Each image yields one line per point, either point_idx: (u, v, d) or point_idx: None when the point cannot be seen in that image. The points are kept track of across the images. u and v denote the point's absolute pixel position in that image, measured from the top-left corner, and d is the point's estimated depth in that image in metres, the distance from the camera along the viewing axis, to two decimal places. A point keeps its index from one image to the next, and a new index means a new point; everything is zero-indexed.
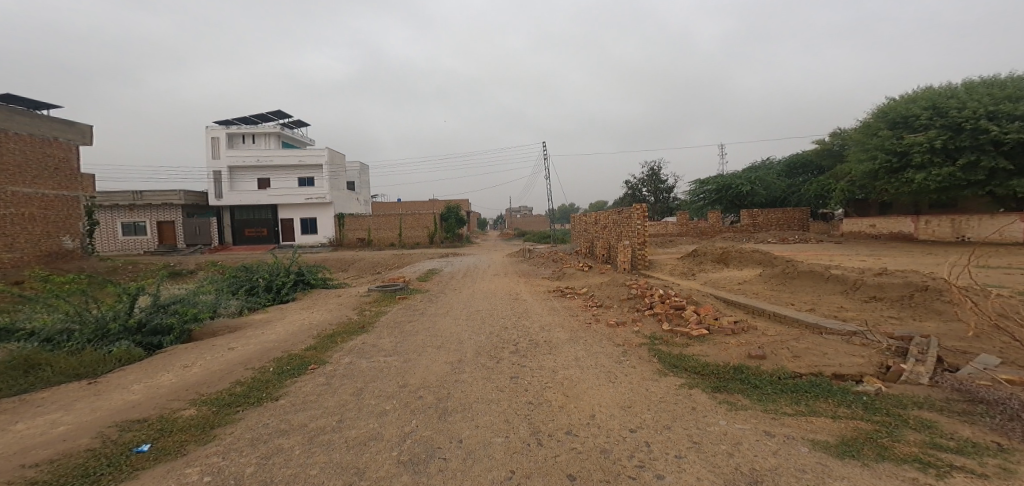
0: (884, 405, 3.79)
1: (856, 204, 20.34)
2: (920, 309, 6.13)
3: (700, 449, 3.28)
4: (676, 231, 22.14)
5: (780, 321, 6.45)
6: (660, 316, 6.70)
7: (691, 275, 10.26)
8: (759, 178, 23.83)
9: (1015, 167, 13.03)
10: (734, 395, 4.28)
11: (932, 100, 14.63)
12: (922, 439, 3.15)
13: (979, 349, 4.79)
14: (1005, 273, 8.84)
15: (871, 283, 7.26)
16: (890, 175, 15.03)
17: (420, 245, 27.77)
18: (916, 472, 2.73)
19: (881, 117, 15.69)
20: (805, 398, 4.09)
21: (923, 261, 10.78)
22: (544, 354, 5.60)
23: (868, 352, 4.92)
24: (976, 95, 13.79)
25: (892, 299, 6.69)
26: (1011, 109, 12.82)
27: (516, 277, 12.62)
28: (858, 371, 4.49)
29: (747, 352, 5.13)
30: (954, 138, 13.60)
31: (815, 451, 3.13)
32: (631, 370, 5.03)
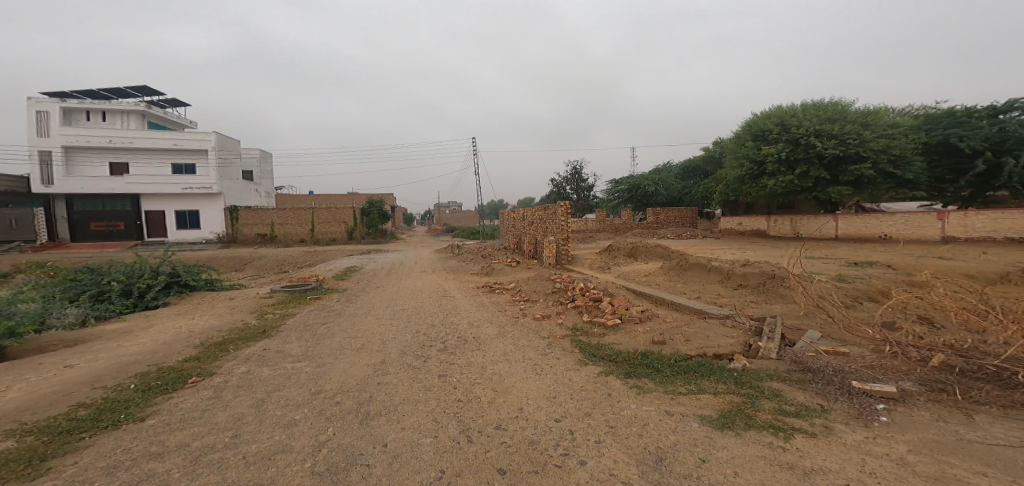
0: (748, 378, 4.54)
1: (729, 205, 23.69)
2: (769, 294, 7.43)
3: (615, 432, 3.60)
4: (595, 227, 23.57)
5: (675, 308, 7.30)
6: (581, 308, 7.11)
7: (607, 268, 11.05)
8: (662, 180, 26.50)
9: (831, 176, 16.23)
10: (641, 379, 4.75)
11: (781, 117, 17.45)
12: (773, 407, 3.88)
13: (807, 325, 5.99)
14: (823, 262, 11.10)
15: (738, 272, 8.56)
16: (752, 180, 17.84)
17: (337, 240, 25.68)
18: (771, 436, 3.38)
19: (748, 130, 18.36)
20: (694, 377, 4.70)
21: (771, 253, 13.02)
22: (474, 351, 5.60)
23: (737, 333, 5.83)
24: (809, 115, 16.76)
25: (753, 286, 7.98)
26: (830, 129, 15.88)
27: (440, 274, 12.35)
28: (730, 350, 5.29)
29: (651, 339, 5.72)
30: (794, 151, 16.51)
31: (703, 426, 3.65)
32: (555, 362, 5.28)
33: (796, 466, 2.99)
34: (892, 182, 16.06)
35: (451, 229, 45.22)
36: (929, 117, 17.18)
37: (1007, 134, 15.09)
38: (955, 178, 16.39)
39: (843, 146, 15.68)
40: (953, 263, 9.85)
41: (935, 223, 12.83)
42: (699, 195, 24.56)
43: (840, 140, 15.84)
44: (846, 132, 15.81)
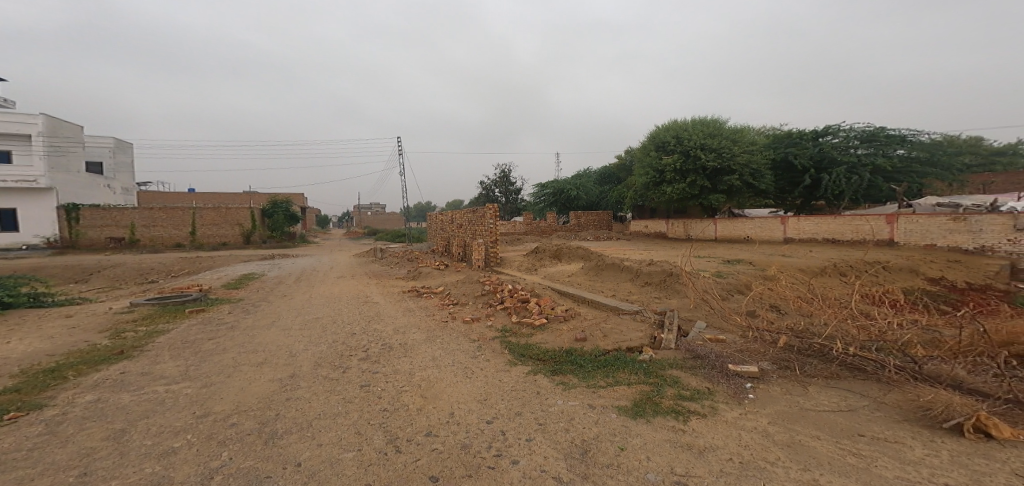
0: (655, 368, 5.01)
1: (638, 209, 25.74)
2: (668, 290, 8.26)
3: (545, 429, 3.68)
4: (523, 230, 23.95)
5: (594, 305, 7.73)
6: (509, 309, 7.17)
7: (534, 269, 11.31)
8: (583, 185, 27.73)
9: (712, 185, 18.40)
10: (566, 375, 4.93)
11: (677, 130, 19.25)
12: (675, 394, 4.36)
13: (698, 317, 6.82)
14: (708, 261, 12.51)
15: (645, 271, 9.33)
16: (653, 186, 19.60)
17: (227, 244, 23.15)
18: (675, 421, 3.82)
19: (652, 140, 19.99)
20: (612, 370, 5.02)
21: (668, 253, 14.44)
22: (400, 357, 5.35)
23: (644, 327, 6.36)
24: (697, 129, 18.66)
25: (656, 283, 8.76)
26: (713, 143, 17.92)
27: (365, 279, 11.60)
28: (640, 343, 5.75)
29: (574, 336, 5.97)
30: (685, 162, 18.40)
31: (620, 415, 3.93)
32: (485, 364, 5.24)
33: (693, 446, 3.40)
34: (751, 191, 18.62)
35: (371, 232, 42.87)
36: (777, 137, 20.35)
37: (824, 155, 18.53)
38: (794, 189, 19.54)
39: (721, 159, 17.76)
40: (793, 259, 11.83)
41: (780, 226, 15.29)
42: (614, 199, 26.27)
43: (718, 153, 17.86)
44: (722, 147, 17.82)
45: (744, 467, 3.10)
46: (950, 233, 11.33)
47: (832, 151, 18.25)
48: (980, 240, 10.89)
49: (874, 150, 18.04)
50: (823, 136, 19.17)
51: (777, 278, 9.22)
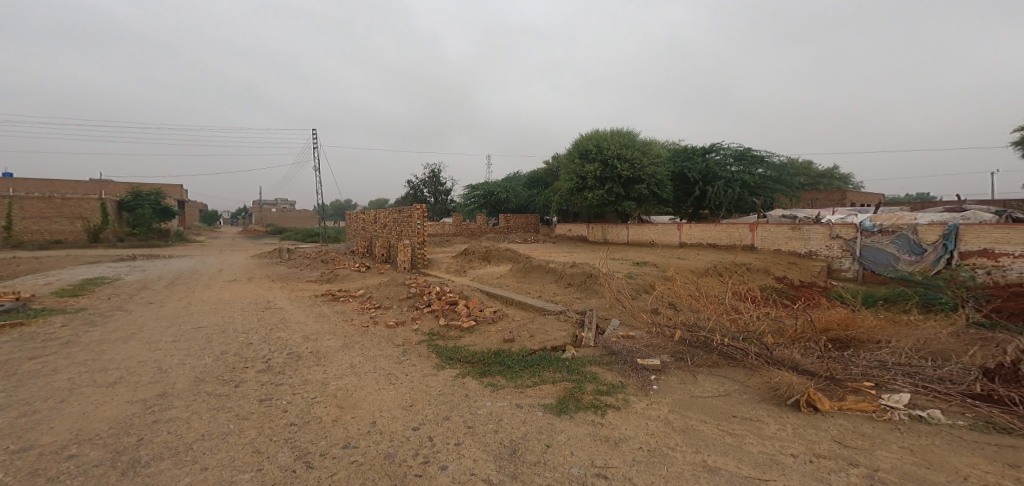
0: (577, 366, 5.24)
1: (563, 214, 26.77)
2: (589, 291, 8.70)
3: (474, 432, 3.65)
4: (451, 231, 23.52)
5: (521, 306, 7.87)
6: (437, 312, 7.01)
7: (463, 271, 11.20)
8: (511, 188, 28.14)
9: (627, 192, 19.70)
10: (495, 376, 4.94)
11: (599, 139, 20.29)
12: (595, 389, 4.59)
13: (615, 316, 7.28)
14: (623, 263, 13.37)
15: (569, 272, 9.71)
16: (577, 192, 20.50)
17: (65, 242, 20.00)
18: (594, 415, 4.02)
19: (577, 147, 20.85)
20: (538, 369, 5.15)
21: (588, 255, 15.19)
22: (311, 367, 4.95)
23: (568, 326, 6.63)
24: (616, 140, 19.86)
25: (579, 284, 9.18)
26: (628, 154, 19.21)
27: (270, 282, 10.59)
28: (563, 342, 5.98)
29: (502, 337, 6.02)
30: (605, 170, 19.49)
31: (546, 413, 4.04)
32: (411, 369, 5.07)
33: (610, 438, 3.60)
34: (655, 199, 20.20)
35: (280, 232, 39.26)
36: (676, 151, 22.79)
37: (709, 170, 21.10)
38: (687, 199, 21.73)
39: (633, 169, 19.07)
40: (685, 262, 13.17)
41: (677, 232, 16.76)
42: (540, 203, 27.06)
43: (631, 164, 19.11)
44: (635, 157, 19.13)
45: (652, 454, 3.36)
46: (790, 240, 13.46)
47: (714, 167, 20.91)
48: (808, 246, 13.12)
49: (743, 168, 20.96)
50: (708, 153, 21.83)
51: (676, 277, 10.15)
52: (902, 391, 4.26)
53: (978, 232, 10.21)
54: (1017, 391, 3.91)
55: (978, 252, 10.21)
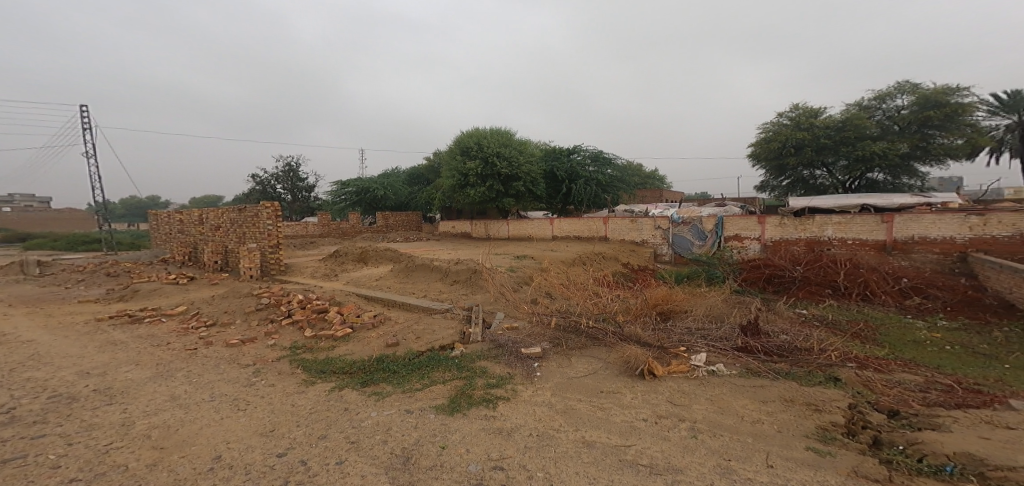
0: (467, 362, 5.18)
1: (448, 211, 26.37)
2: (474, 287, 8.73)
3: (359, 447, 3.30)
4: (318, 231, 21.44)
5: (405, 307, 7.48)
6: (301, 323, 6.24)
7: (334, 275, 10.21)
8: (390, 184, 26.58)
9: (508, 189, 20.24)
10: (379, 384, 4.58)
11: (479, 137, 20.45)
12: (485, 384, 4.58)
13: (499, 308, 7.44)
14: (505, 258, 13.70)
15: (453, 270, 9.59)
16: (460, 189, 20.41)
17: None
18: (487, 409, 3.99)
19: (458, 145, 20.73)
20: (427, 370, 4.94)
21: (471, 252, 15.17)
22: (98, 409, 3.87)
23: (456, 322, 6.55)
24: (495, 138, 20.26)
25: (464, 280, 9.14)
26: (507, 152, 19.73)
27: (9, 309, 7.95)
28: (451, 340, 5.86)
29: (385, 342, 5.62)
30: (486, 168, 19.75)
31: (438, 414, 3.87)
32: (269, 390, 4.39)
33: (503, 429, 3.62)
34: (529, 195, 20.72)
35: (25, 241, 29.13)
36: (547, 151, 24.35)
37: (573, 170, 23.06)
38: (556, 196, 23.45)
39: (511, 167, 19.75)
40: (557, 253, 14.21)
41: (550, 227, 17.84)
42: (423, 201, 26.30)
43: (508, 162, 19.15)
44: (512, 155, 19.82)
45: (541, 439, 3.49)
46: (630, 231, 15.61)
47: (576, 167, 22.93)
48: (641, 236, 15.45)
49: (598, 168, 23.36)
50: (572, 153, 23.80)
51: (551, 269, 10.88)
52: (704, 352, 5.55)
53: (734, 221, 13.86)
54: (759, 342, 5.80)
55: (733, 236, 13.87)
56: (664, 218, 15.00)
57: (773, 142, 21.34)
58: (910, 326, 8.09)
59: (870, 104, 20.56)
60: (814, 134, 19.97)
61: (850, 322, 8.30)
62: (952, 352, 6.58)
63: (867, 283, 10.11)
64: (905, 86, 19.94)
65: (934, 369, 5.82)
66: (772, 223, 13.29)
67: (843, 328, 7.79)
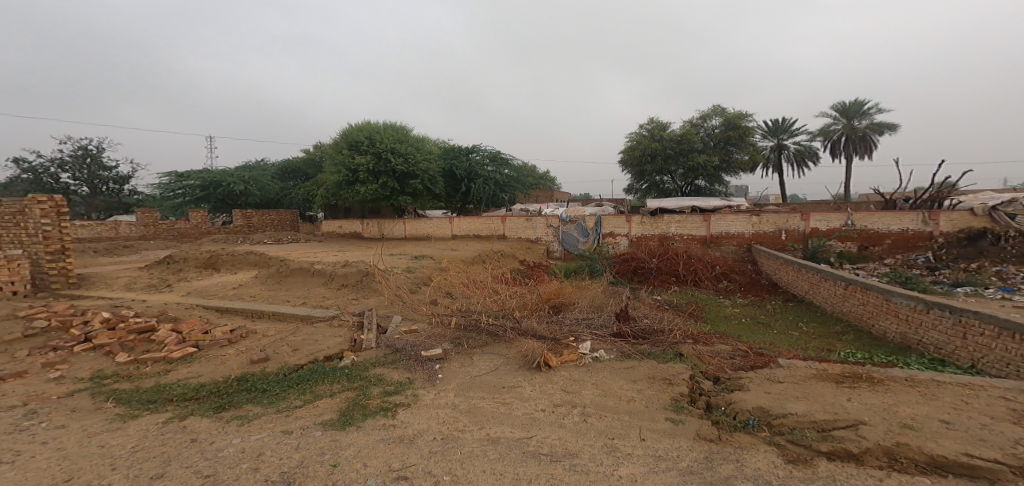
0: (358, 371, 4.77)
1: (331, 210, 24.53)
2: (365, 290, 8.20)
3: (216, 481, 2.76)
4: (137, 234, 17.63)
5: (278, 318, 6.63)
6: (110, 348, 5.01)
7: (165, 286, 8.51)
8: (255, 178, 23.45)
9: (403, 187, 19.34)
10: (242, 407, 3.92)
11: (371, 132, 19.21)
12: (380, 392, 4.26)
13: (396, 312, 7.11)
14: (400, 258, 13.03)
15: (339, 273, 8.81)
16: (348, 186, 18.96)
17: None
18: (385, 418, 3.70)
19: (343, 138, 19.25)
20: (308, 385, 4.41)
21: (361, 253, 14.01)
22: None
23: (344, 331, 6.04)
24: (387, 133, 19.17)
25: (353, 284, 8.50)
26: (400, 148, 18.80)
27: None
28: (339, 349, 5.36)
29: (249, 359, 4.87)
30: (377, 164, 18.62)
31: (326, 430, 3.47)
32: (64, 430, 3.42)
33: (405, 436, 3.39)
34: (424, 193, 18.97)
35: None
36: (445, 149, 23.96)
37: (472, 169, 22.98)
38: (454, 194, 23.11)
39: (407, 164, 18.89)
40: (456, 252, 14.02)
41: (449, 225, 17.45)
42: (300, 198, 23.96)
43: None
44: (408, 152, 18.98)
45: (446, 442, 3.34)
46: (526, 228, 16.09)
47: (475, 166, 22.99)
48: (536, 233, 16.05)
49: (496, 168, 23.61)
50: (471, 152, 23.72)
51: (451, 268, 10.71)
52: (589, 340, 5.88)
53: (610, 219, 15.31)
54: (629, 327, 6.37)
55: (609, 233, 15.31)
56: (555, 216, 15.83)
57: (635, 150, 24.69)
58: (721, 304, 10.33)
59: (696, 122, 23.92)
60: (664, 142, 23.51)
61: (687, 303, 10.14)
62: (749, 325, 8.62)
63: (697, 270, 12.36)
64: (718, 109, 23.76)
65: (736, 338, 7.53)
66: (635, 221, 15.02)
67: (683, 309, 9.46)
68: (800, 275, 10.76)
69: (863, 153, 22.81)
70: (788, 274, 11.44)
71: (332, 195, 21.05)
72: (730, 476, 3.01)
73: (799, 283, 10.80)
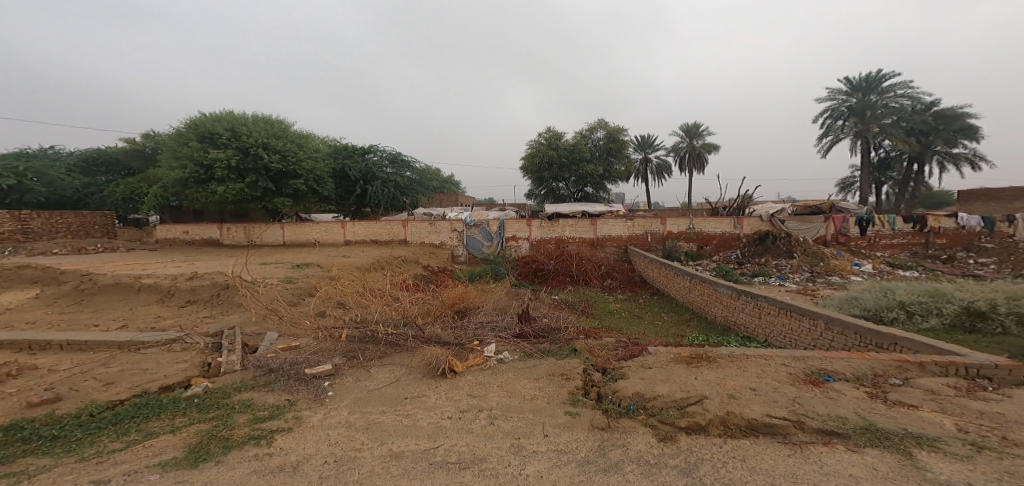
0: (212, 400, 4.14)
1: (170, 211, 20.30)
2: (224, 305, 7.24)
3: None
4: None
5: (82, 348, 5.37)
6: None
7: None
8: (36, 168, 18.26)
9: (281, 188, 14.94)
10: (17, 463, 3.06)
11: (232, 123, 14.43)
12: (247, 419, 3.78)
13: (266, 328, 6.43)
14: (273, 267, 11.53)
15: (185, 287, 7.59)
16: (197, 185, 13.85)
17: None
18: (256, 448, 3.30)
19: (193, 127, 14.15)
20: (136, 423, 3.68)
21: (215, 259, 10.58)
22: None
23: (190, 355, 5.22)
24: (258, 125, 14.64)
25: (204, 300, 7.40)
26: (278, 143, 14.44)
27: None
28: (185, 375, 4.62)
29: (26, 401, 3.83)
30: (243, 160, 13.95)
31: (167, 474, 2.97)
32: None
33: (285, 465, 3.08)
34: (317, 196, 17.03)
35: None
36: (337, 148, 22.14)
37: (368, 170, 21.71)
38: (348, 197, 21.54)
39: (286, 161, 14.59)
40: (350, 259, 12.90)
41: (341, 229, 15.74)
42: (119, 196, 19.55)
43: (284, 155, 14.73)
44: (287, 148, 14.67)
45: (339, 464, 3.09)
46: (430, 233, 15.57)
47: (371, 167, 21.68)
48: (439, 238, 15.61)
49: (396, 171, 22.62)
50: (367, 153, 22.24)
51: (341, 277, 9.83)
52: (494, 343, 5.75)
53: (513, 224, 15.57)
54: (531, 327, 6.37)
55: (511, 237, 15.54)
56: (458, 220, 15.54)
57: (533, 158, 25.72)
58: (606, 300, 11.10)
59: (584, 133, 25.86)
60: (559, 151, 24.80)
61: (579, 301, 10.67)
62: (628, 317, 9.38)
63: (588, 269, 13.14)
64: (603, 123, 25.97)
65: (618, 330, 8.10)
66: (535, 224, 15.48)
67: (574, 306, 10.03)
68: (660, 271, 12.16)
69: (698, 169, 27.15)
70: (652, 270, 12.93)
71: (185, 202, 17.41)
72: (621, 461, 3.13)
73: (660, 277, 12.24)
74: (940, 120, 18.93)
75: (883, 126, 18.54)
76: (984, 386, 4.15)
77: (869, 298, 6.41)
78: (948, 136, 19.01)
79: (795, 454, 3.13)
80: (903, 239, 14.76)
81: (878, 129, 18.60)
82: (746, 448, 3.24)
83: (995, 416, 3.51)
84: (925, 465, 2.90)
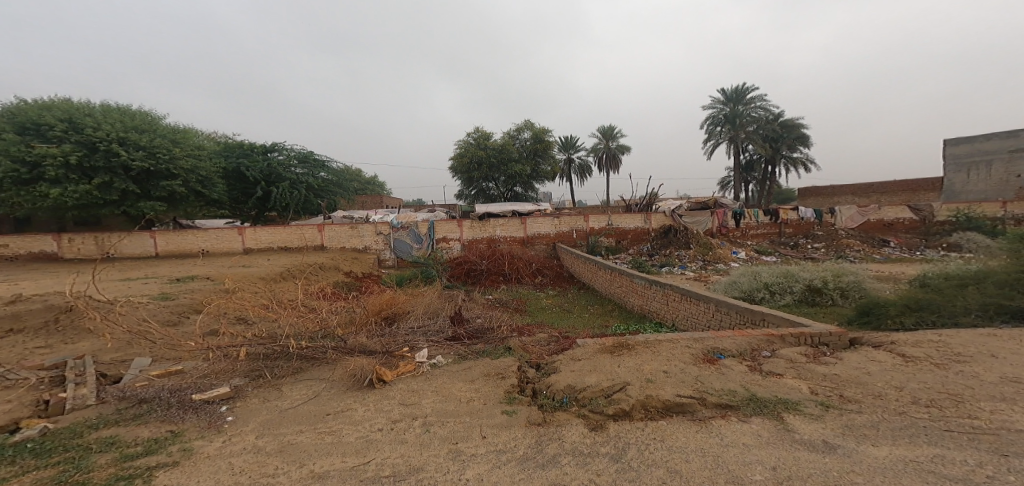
0: (57, 442, 3.32)
1: None
2: (69, 332, 6.04)
3: None
4: None
5: None
6: None
7: None
8: None
9: (144, 191, 12.94)
10: None
11: (70, 112, 12.19)
12: (113, 458, 3.10)
13: (133, 355, 5.44)
14: (140, 282, 9.82)
15: (3, 314, 6.21)
16: (18, 187, 11.39)
17: None
18: None
19: (8, 118, 11.65)
20: None
21: (49, 277, 8.76)
22: None
23: (15, 393, 4.15)
24: (110, 117, 12.58)
25: (34, 328, 6.09)
26: (138, 138, 12.52)
27: None
28: (11, 417, 3.68)
29: None
30: (88, 157, 11.83)
31: None
32: None
33: None
34: (202, 200, 15.00)
35: None
36: (232, 146, 19.86)
37: (272, 170, 19.71)
38: (247, 200, 19.37)
39: (152, 159, 12.70)
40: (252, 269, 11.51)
41: (238, 236, 13.86)
42: None
43: (149, 152, 12.77)
44: (151, 144, 12.81)
45: None
46: (353, 238, 14.50)
47: (278, 167, 19.76)
48: (364, 242, 14.62)
49: (307, 171, 20.92)
50: (270, 152, 20.25)
51: (237, 290, 8.70)
52: (427, 348, 5.31)
53: (445, 225, 15.11)
54: (464, 329, 6.05)
55: (442, 239, 15.06)
56: (384, 223, 14.68)
57: (462, 157, 25.38)
58: (538, 297, 11.13)
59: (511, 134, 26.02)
60: (488, 151, 24.71)
61: (513, 300, 10.54)
62: (558, 312, 9.44)
63: (520, 268, 13.15)
64: (529, 124, 26.30)
65: (552, 325, 8.13)
66: (466, 225, 15.15)
67: (507, 304, 9.90)
68: (585, 266, 12.47)
69: (613, 168, 28.56)
70: (577, 265, 13.26)
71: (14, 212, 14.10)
72: (558, 454, 2.92)
73: (584, 272, 12.58)
74: (785, 129, 21.81)
75: (747, 133, 21.17)
76: (823, 351, 4.54)
77: (744, 280, 7.05)
78: (792, 141, 21.95)
79: (701, 429, 3.12)
80: (764, 229, 16.62)
81: (744, 135, 21.17)
82: (664, 428, 3.18)
83: (832, 377, 3.80)
84: (792, 427, 3.03)
